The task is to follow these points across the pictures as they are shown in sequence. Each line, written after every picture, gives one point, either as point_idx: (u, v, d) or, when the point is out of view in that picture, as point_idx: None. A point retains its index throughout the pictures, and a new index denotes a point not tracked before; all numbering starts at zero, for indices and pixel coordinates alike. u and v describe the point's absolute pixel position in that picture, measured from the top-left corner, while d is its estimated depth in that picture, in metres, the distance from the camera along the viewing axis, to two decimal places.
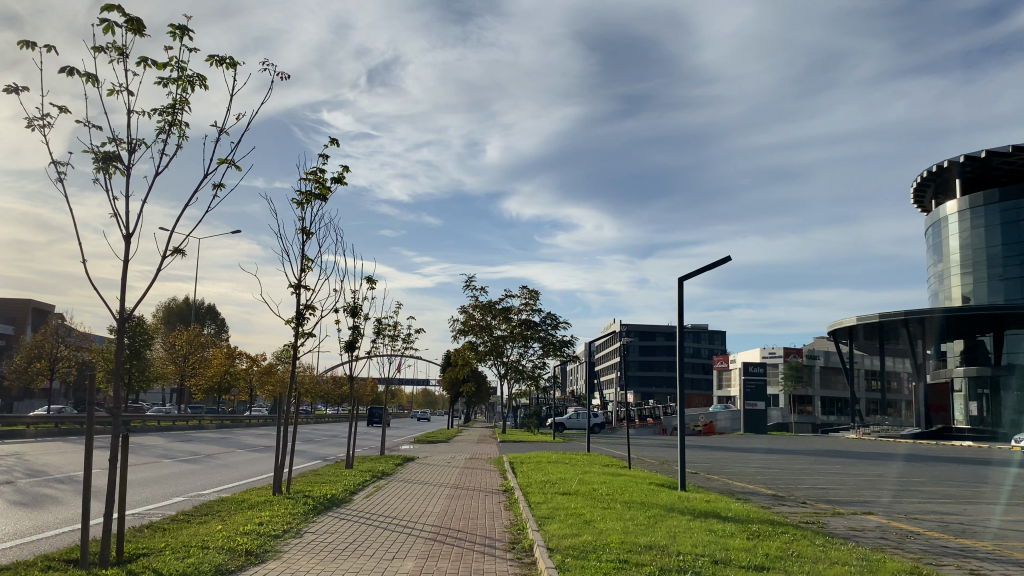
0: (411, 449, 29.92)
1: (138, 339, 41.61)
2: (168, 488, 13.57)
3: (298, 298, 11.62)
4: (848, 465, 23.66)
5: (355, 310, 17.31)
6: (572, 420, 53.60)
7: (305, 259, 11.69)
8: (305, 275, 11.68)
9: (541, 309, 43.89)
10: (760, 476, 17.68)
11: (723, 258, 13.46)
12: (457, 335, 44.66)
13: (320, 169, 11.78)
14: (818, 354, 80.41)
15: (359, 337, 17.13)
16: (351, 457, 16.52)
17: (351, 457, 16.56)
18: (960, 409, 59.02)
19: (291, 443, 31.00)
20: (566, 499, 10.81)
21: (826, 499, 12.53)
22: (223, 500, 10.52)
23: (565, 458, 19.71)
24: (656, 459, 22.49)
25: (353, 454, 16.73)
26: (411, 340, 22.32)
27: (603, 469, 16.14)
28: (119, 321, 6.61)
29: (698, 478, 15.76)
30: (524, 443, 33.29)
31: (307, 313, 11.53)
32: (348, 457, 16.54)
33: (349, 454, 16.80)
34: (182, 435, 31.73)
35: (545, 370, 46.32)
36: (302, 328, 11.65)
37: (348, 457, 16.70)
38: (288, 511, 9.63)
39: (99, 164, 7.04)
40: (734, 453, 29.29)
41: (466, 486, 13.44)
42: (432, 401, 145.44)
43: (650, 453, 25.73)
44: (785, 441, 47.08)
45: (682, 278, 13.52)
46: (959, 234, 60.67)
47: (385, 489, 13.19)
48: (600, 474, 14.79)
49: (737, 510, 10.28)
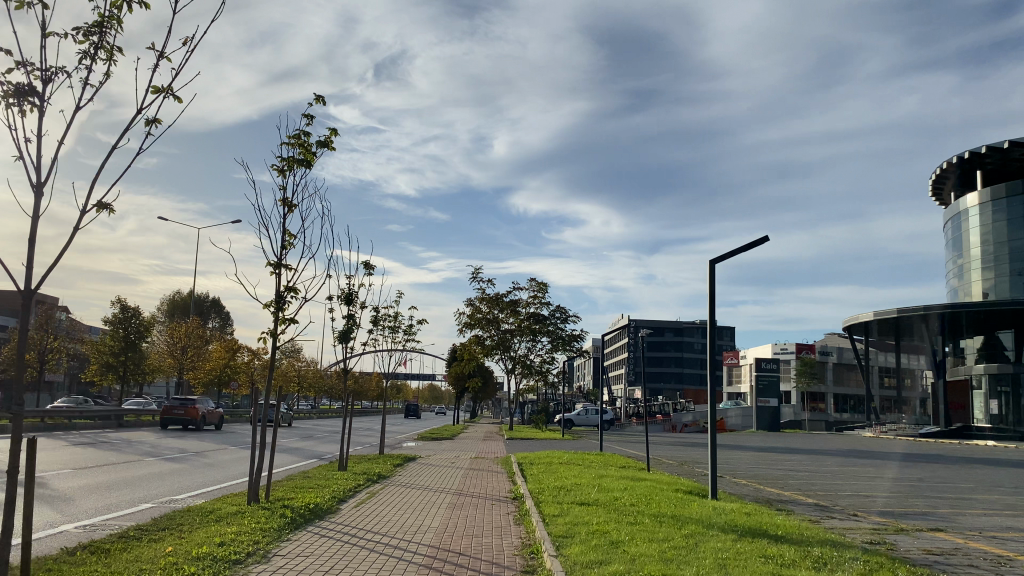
0: (414, 447, 28.55)
1: (135, 332, 40.30)
2: (135, 493, 12.20)
3: (279, 279, 10.16)
4: (879, 468, 22.11)
5: (351, 298, 15.89)
6: (581, 417, 52.22)
7: (287, 233, 10.24)
8: (287, 252, 10.23)
9: (550, 302, 42.45)
10: (794, 481, 16.17)
11: (761, 239, 11.95)
12: (463, 328, 43.24)
13: (304, 132, 10.34)
14: (832, 350, 78.76)
15: (355, 327, 15.70)
16: (345, 458, 15.11)
17: (345, 458, 15.14)
18: (980, 408, 57.23)
19: (287, 439, 29.64)
20: (585, 511, 9.36)
21: (880, 511, 10.99)
22: (189, 511, 9.11)
23: (577, 459, 18.31)
24: (675, 459, 20.98)
25: (345, 455, 15.27)
26: (413, 334, 20.92)
27: (620, 472, 14.68)
28: (24, 300, 5.08)
29: (726, 484, 14.26)
30: (533, 441, 31.81)
31: (288, 296, 10.10)
32: (341, 457, 15.12)
33: (343, 456, 15.36)
34: (175, 431, 30.37)
35: (553, 366, 44.91)
36: (283, 313, 10.20)
37: (342, 457, 15.28)
38: (259, 526, 8.21)
39: (8, 99, 5.55)
40: (754, 453, 27.79)
41: (469, 493, 12.02)
42: (438, 396, 143.96)
43: (667, 453, 24.28)
44: (802, 440, 45.50)
45: (714, 260, 11.99)
46: (980, 227, 58.93)
47: (380, 495, 11.81)
48: (618, 478, 13.38)
49: (785, 526, 8.81)
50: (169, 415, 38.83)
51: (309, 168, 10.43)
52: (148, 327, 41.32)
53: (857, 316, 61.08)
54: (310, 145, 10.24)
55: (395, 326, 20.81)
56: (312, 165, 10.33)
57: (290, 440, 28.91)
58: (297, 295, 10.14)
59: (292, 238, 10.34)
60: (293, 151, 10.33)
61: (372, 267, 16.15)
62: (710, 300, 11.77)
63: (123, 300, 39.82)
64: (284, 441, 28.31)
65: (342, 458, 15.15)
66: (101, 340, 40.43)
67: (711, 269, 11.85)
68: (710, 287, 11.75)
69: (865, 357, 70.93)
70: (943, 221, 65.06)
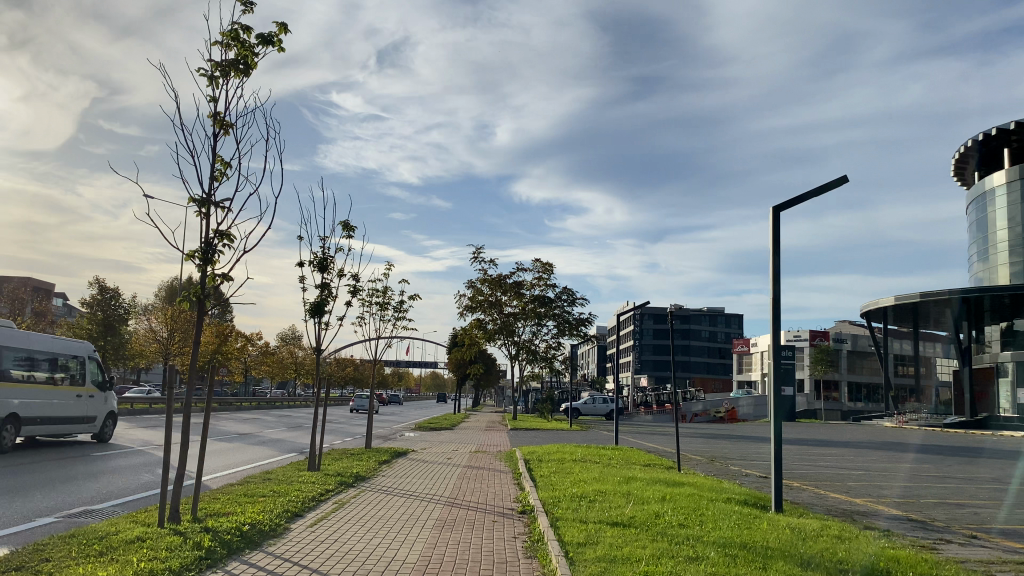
0: (410, 439, 26.01)
1: (114, 314, 38.02)
2: (44, 501, 9.75)
3: (207, 222, 7.51)
4: (932, 463, 19.58)
5: (326, 264, 13.19)
6: (588, 406, 49.97)
7: (219, 160, 7.64)
8: (218, 187, 7.60)
9: (556, 284, 39.83)
10: (855, 483, 13.53)
11: (839, 179, 9.39)
12: (465, 311, 40.70)
13: (240, 27, 7.77)
14: (846, 337, 76.17)
15: (329, 297, 13.05)
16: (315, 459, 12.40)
17: (316, 457, 12.43)
18: (1007, 398, 54.35)
19: (274, 429, 27.28)
20: (623, 538, 6.76)
21: (1008, 533, 8.41)
22: (71, 537, 6.55)
23: (592, 455, 15.85)
24: (704, 455, 18.32)
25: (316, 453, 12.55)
26: (405, 313, 18.40)
27: (649, 474, 12.17)
28: None
29: (783, 490, 11.68)
30: (538, 431, 29.39)
31: (220, 244, 7.50)
32: (312, 457, 12.42)
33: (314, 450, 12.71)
34: (151, 420, 27.93)
35: (560, 351, 42.44)
36: (213, 268, 7.61)
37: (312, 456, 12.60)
38: (155, 565, 5.58)
39: None
40: (783, 446, 25.22)
41: (463, 503, 9.43)
42: (441, 384, 141.31)
43: (689, 447, 21.74)
44: (820, 430, 43.02)
45: (779, 206, 9.42)
46: (1006, 208, 56.15)
47: (351, 508, 9.20)
48: (648, 484, 10.75)
49: (909, 564, 6.28)
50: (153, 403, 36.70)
51: (250, 77, 7.87)
52: (130, 309, 39.08)
53: (875, 301, 58.29)
54: (249, 42, 7.68)
55: (383, 303, 18.31)
56: (254, 71, 7.78)
57: (276, 430, 26.59)
58: (234, 244, 7.53)
59: (226, 168, 7.72)
60: (225, 51, 7.72)
61: (352, 228, 13.48)
62: (775, 257, 9.23)
63: (101, 280, 37.40)
64: (270, 432, 26.02)
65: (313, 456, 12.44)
66: (78, 323, 38.11)
67: (774, 217, 9.30)
68: (774, 239, 9.21)
69: (882, 344, 68.28)
70: (967, 202, 62.24)
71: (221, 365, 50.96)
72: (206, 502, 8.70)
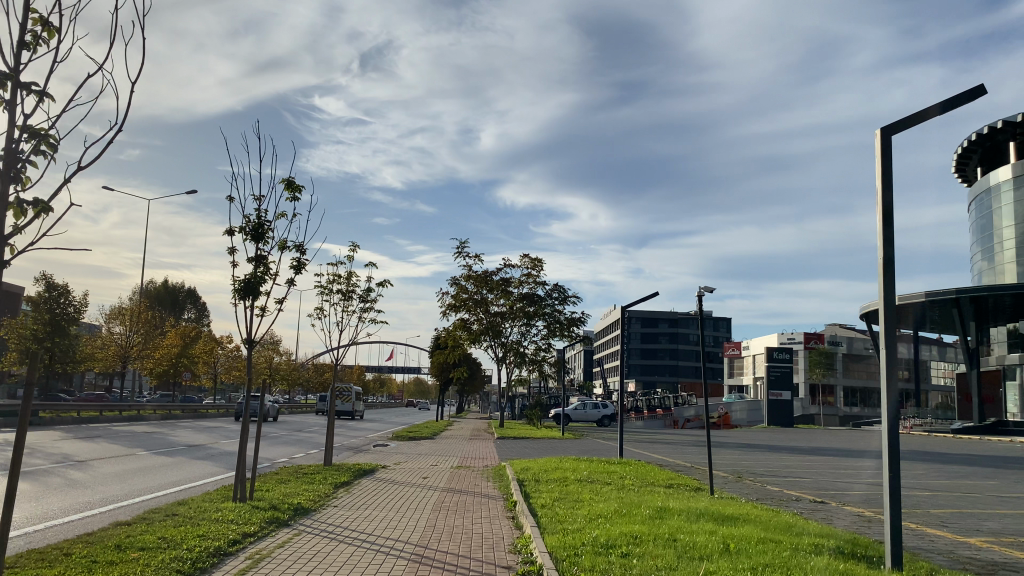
0: (385, 452, 23.02)
1: (63, 313, 34.59)
2: None
3: (12, 113, 4.51)
4: (983, 475, 16.86)
5: (262, 231, 10.12)
6: (577, 412, 47.19)
7: (32, 17, 4.70)
8: (29, 58, 4.64)
9: (546, 281, 37.01)
10: (942, 510, 10.46)
11: (978, 88, 6.59)
12: (447, 311, 37.74)
13: None
14: (840, 341, 73.89)
15: (264, 276, 10.03)
16: (247, 450, 9.34)
17: (247, 445, 9.40)
18: (1015, 401, 51.85)
19: (230, 440, 24.12)
20: None
21: None
22: None
23: (597, 474, 12.97)
24: (728, 472, 15.36)
25: (252, 424, 9.53)
26: (373, 304, 15.45)
27: (683, 504, 9.33)
28: None
29: (874, 530, 8.74)
30: (528, 442, 26.43)
31: (33, 148, 4.53)
32: (241, 454, 9.39)
33: (248, 416, 9.74)
34: (95, 432, 24.76)
35: (550, 353, 39.56)
36: (21, 187, 4.56)
37: (245, 418, 9.68)
38: None
39: None
40: (801, 458, 22.34)
41: (437, 559, 6.53)
42: (424, 390, 137.88)
43: (702, 461, 18.85)
44: (825, 438, 40.36)
45: (886, 130, 6.62)
46: (1011, 205, 53.89)
47: (267, 567, 6.19)
48: (692, 522, 7.87)
49: None
50: (99, 411, 33.41)
51: None
52: (82, 308, 35.65)
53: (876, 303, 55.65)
54: None
55: (345, 292, 15.38)
56: None
57: (230, 441, 23.47)
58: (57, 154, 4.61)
59: (49, 34, 4.78)
60: None
61: (295, 188, 10.52)
62: (884, 199, 6.51)
63: (48, 276, 33.91)
64: (224, 443, 22.88)
65: (243, 448, 9.43)
66: (22, 322, 34.69)
67: (884, 141, 6.52)
68: (883, 173, 6.48)
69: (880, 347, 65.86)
70: (971, 199, 59.96)
71: (184, 368, 47.80)
72: (27, 569, 5.62)
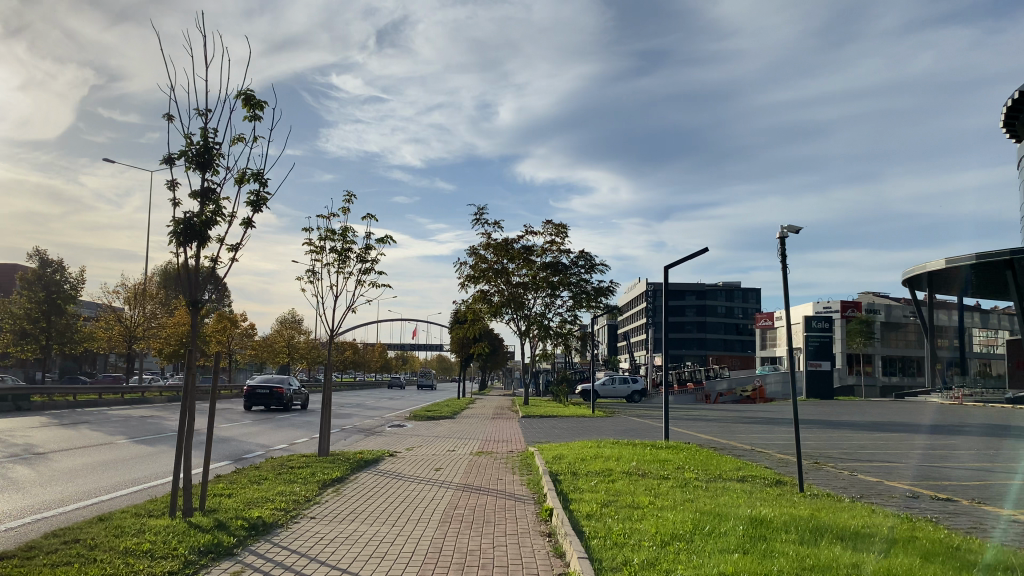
0: (399, 435, 20.62)
1: (58, 291, 32.71)
2: None
3: None
4: None
5: (209, 157, 7.66)
6: (606, 387, 44.84)
7: None
8: None
9: (571, 248, 34.48)
10: None
11: None
12: (466, 283, 35.36)
13: None
14: (878, 309, 70.62)
15: (213, 215, 7.55)
16: (189, 445, 6.92)
17: (190, 437, 6.99)
18: None
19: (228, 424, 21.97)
20: None
21: None
22: None
23: (647, 465, 10.46)
24: (800, 458, 12.79)
25: (195, 408, 7.11)
26: (373, 266, 13.04)
27: (776, 511, 6.84)
28: None
29: None
30: (556, 421, 24.03)
31: None
32: (182, 444, 7.00)
33: (191, 394, 7.35)
34: (85, 418, 22.63)
35: (577, 325, 37.07)
36: None
37: (187, 398, 7.26)
38: None
39: None
40: (869, 434, 19.64)
41: None
42: (448, 367, 136.43)
43: (759, 441, 16.30)
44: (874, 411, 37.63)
45: None
46: None
47: None
48: (812, 547, 5.34)
49: None
50: (99, 393, 31.47)
51: None
52: (79, 286, 33.85)
53: (919, 268, 52.45)
54: None
55: (340, 252, 12.98)
56: None
57: (231, 425, 21.26)
58: None
59: None
60: None
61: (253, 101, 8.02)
62: None
63: (41, 252, 32.01)
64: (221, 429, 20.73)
65: (183, 439, 7.02)
66: (15, 303, 32.67)
67: None
68: None
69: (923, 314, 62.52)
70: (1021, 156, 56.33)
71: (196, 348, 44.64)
72: None
